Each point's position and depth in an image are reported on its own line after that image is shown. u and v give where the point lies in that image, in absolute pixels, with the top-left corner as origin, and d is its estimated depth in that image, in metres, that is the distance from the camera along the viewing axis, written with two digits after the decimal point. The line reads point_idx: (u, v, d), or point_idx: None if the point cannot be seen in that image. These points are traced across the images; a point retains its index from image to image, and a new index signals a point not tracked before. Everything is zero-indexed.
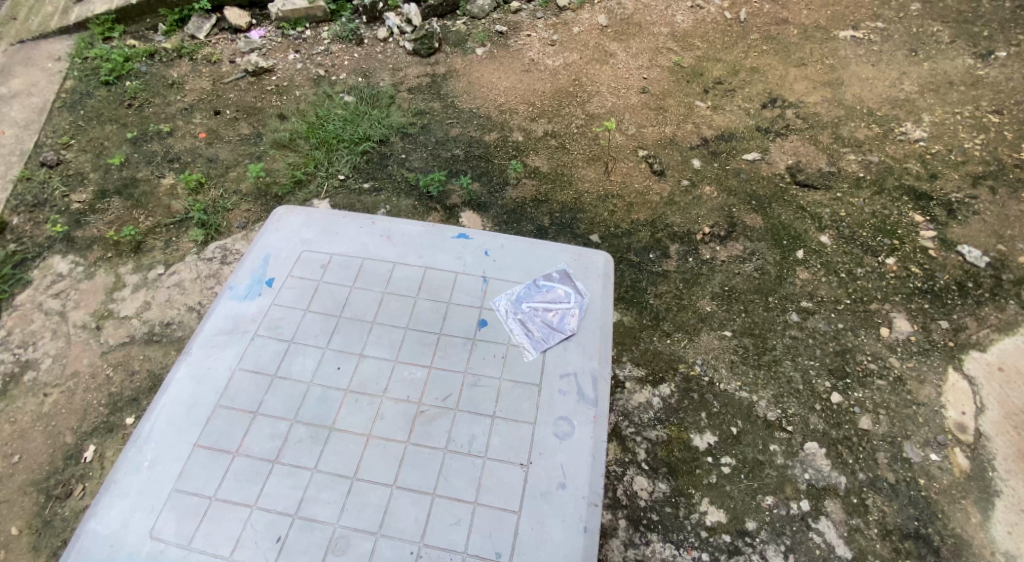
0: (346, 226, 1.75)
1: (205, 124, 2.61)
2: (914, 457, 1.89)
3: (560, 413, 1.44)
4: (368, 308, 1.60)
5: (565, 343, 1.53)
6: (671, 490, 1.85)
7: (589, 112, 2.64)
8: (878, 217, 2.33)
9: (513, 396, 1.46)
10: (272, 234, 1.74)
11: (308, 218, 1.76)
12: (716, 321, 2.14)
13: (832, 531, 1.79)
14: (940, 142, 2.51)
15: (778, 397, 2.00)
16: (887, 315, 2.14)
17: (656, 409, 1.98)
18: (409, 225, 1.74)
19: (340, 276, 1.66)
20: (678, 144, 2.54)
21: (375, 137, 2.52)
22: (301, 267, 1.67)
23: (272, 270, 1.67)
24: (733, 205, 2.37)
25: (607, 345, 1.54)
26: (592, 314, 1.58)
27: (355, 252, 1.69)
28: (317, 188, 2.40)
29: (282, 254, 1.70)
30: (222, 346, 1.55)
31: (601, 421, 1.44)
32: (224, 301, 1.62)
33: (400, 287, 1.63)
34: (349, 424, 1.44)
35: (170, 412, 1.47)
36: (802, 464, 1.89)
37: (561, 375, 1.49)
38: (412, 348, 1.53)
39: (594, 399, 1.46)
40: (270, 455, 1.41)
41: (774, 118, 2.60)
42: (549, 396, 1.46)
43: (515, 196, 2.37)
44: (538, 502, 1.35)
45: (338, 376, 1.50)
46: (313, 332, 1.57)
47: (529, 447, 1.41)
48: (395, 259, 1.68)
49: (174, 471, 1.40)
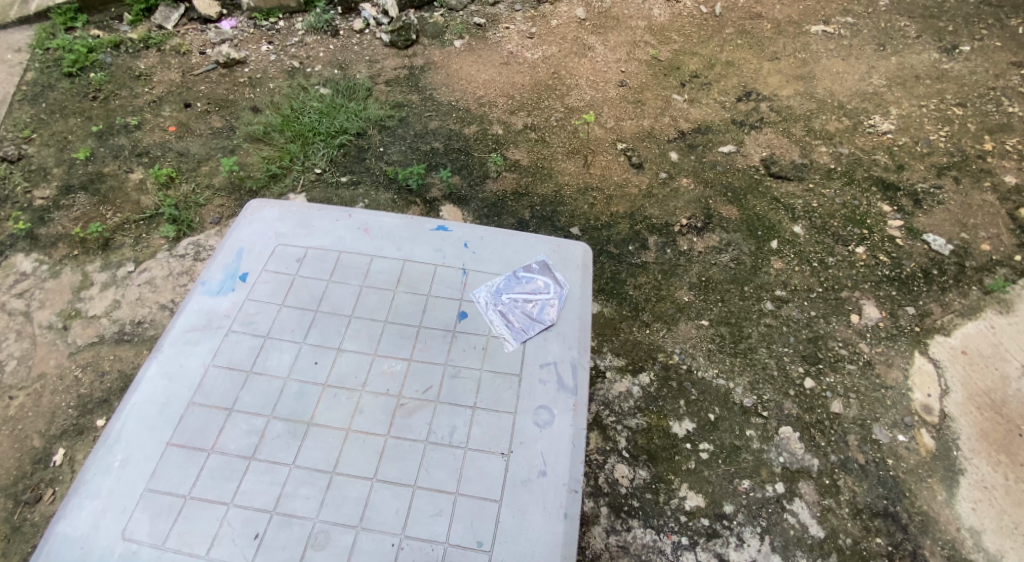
0: (321, 219, 1.73)
1: (175, 116, 2.54)
2: (882, 438, 1.96)
3: (541, 402, 1.46)
4: (346, 302, 1.59)
5: (545, 333, 1.55)
6: (651, 477, 1.90)
7: (568, 105, 2.65)
8: (849, 208, 2.40)
9: (493, 387, 1.47)
10: (245, 228, 1.71)
11: (282, 211, 1.74)
12: (694, 311, 2.18)
13: (805, 512, 1.85)
14: (907, 135, 2.59)
15: (754, 384, 2.05)
16: (857, 302, 2.21)
17: (636, 397, 2.02)
18: (387, 217, 1.73)
19: (316, 270, 1.64)
20: (655, 137, 2.57)
21: (352, 131, 2.49)
22: (276, 261, 1.66)
23: (245, 264, 1.65)
24: (710, 197, 2.42)
25: (585, 335, 1.56)
26: (572, 304, 1.60)
27: (332, 245, 1.68)
28: (294, 182, 2.37)
29: (256, 248, 1.68)
30: (195, 342, 1.53)
31: (580, 409, 1.46)
32: (196, 296, 1.59)
33: (379, 280, 1.63)
34: (328, 419, 1.43)
35: (141, 411, 1.44)
36: (776, 448, 1.95)
37: (541, 364, 1.50)
38: (391, 341, 1.53)
39: (573, 388, 1.48)
40: (246, 452, 1.39)
41: (749, 111, 2.65)
42: (529, 386, 1.48)
43: (495, 189, 2.38)
44: (518, 490, 1.36)
45: (316, 371, 1.49)
46: (289, 327, 1.55)
47: (510, 436, 1.42)
48: (373, 251, 1.67)
49: (146, 471, 1.38)
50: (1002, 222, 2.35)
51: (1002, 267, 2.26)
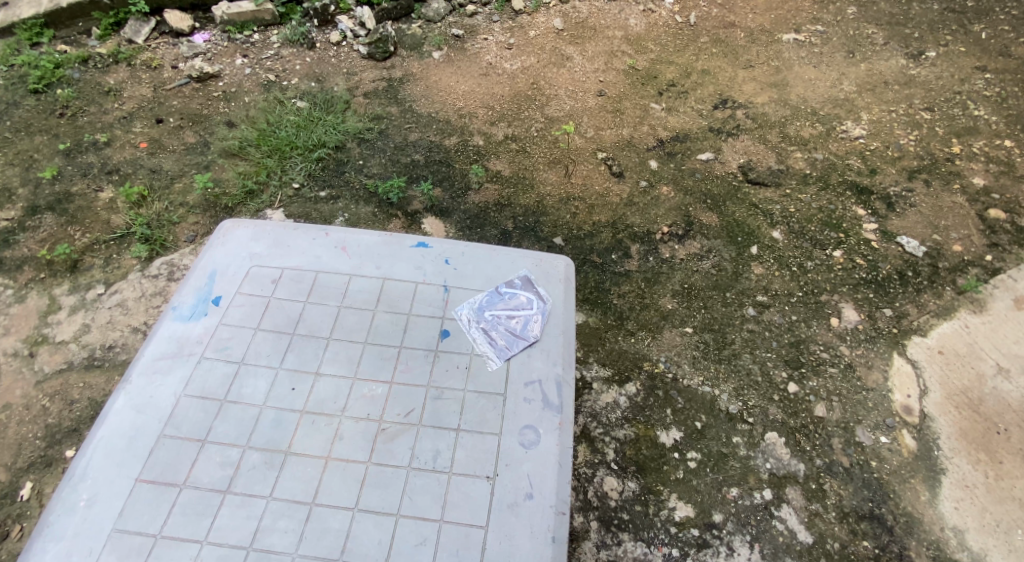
0: (297, 238, 1.70)
1: (146, 133, 2.46)
2: (865, 441, 2.00)
3: (526, 422, 1.45)
4: (324, 323, 1.56)
5: (530, 349, 1.54)
6: (640, 488, 1.90)
7: (548, 115, 2.66)
8: (825, 212, 2.45)
9: (477, 408, 1.46)
10: (217, 248, 1.68)
11: (256, 231, 1.71)
12: (678, 318, 2.19)
13: (793, 517, 1.87)
14: (878, 140, 2.65)
15: (739, 390, 2.07)
16: (836, 305, 2.25)
17: (623, 408, 2.01)
18: (365, 234, 1.71)
19: (292, 291, 1.62)
20: (635, 146, 2.58)
21: (330, 144, 2.44)
22: (250, 283, 1.62)
23: (218, 287, 1.61)
24: (690, 204, 2.44)
25: (569, 350, 1.55)
26: (556, 318, 1.59)
27: (309, 265, 1.66)
28: (271, 198, 2.29)
29: (229, 270, 1.64)
30: (166, 370, 1.49)
31: (566, 427, 1.45)
32: (166, 322, 1.55)
33: (358, 300, 1.60)
34: (307, 446, 1.40)
35: (109, 445, 1.40)
36: (763, 454, 1.97)
37: (525, 383, 1.49)
38: (372, 363, 1.51)
39: (559, 405, 1.47)
40: (220, 485, 1.36)
41: (725, 119, 2.69)
42: (513, 405, 1.46)
43: (478, 200, 2.37)
44: (504, 514, 1.34)
45: (293, 398, 1.46)
46: (265, 352, 1.52)
47: (495, 459, 1.40)
48: (352, 270, 1.65)
49: (114, 509, 1.33)
50: (972, 223, 2.41)
51: (974, 267, 2.31)
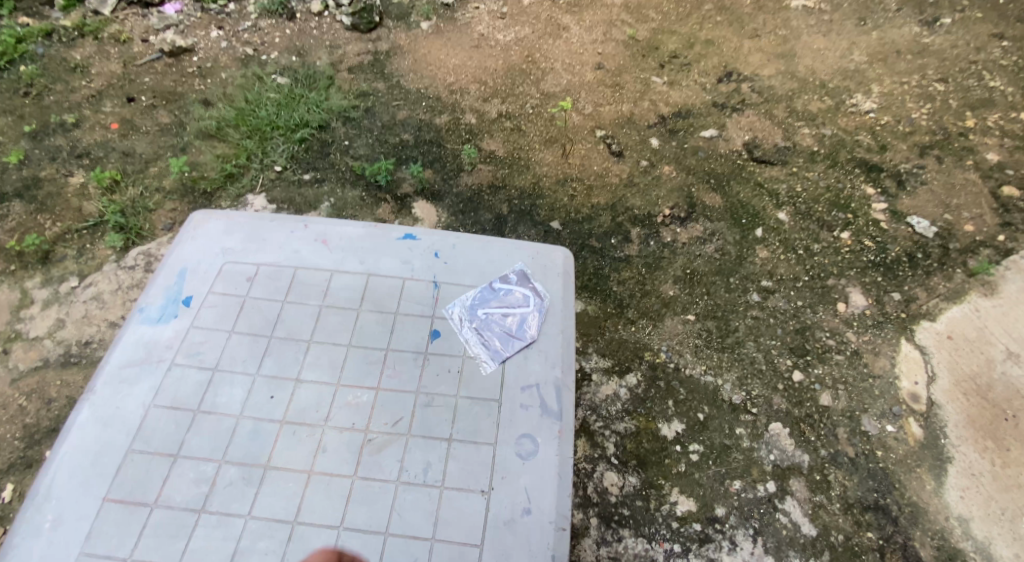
0: (273, 231, 1.60)
1: (117, 113, 2.32)
2: (871, 430, 1.95)
3: (523, 431, 1.37)
4: (304, 325, 1.47)
5: (526, 351, 1.46)
6: (641, 483, 1.84)
7: (544, 90, 2.52)
8: (833, 192, 2.35)
9: (470, 416, 1.38)
10: (187, 244, 1.57)
11: (229, 224, 1.60)
12: (680, 305, 2.11)
13: (797, 510, 1.82)
14: (889, 114, 2.53)
15: (742, 379, 2.00)
16: (843, 290, 2.17)
17: (623, 400, 1.94)
18: (348, 226, 1.61)
19: (269, 289, 1.52)
20: (635, 122, 2.46)
21: (313, 123, 2.31)
22: (223, 281, 1.53)
23: (189, 286, 1.52)
24: (693, 184, 2.33)
25: (568, 351, 1.47)
26: (555, 318, 1.51)
27: (287, 260, 1.56)
28: (252, 182, 2.17)
29: (201, 267, 1.54)
30: (134, 379, 1.40)
31: (566, 436, 1.37)
32: (133, 325, 1.46)
33: (340, 299, 1.51)
34: (288, 460, 1.33)
35: (75, 462, 1.32)
36: (767, 445, 1.90)
37: (522, 388, 1.41)
38: (356, 368, 1.43)
39: (558, 412, 1.39)
40: (195, 504, 1.28)
41: (730, 93, 2.56)
42: (509, 412, 1.39)
43: (470, 182, 2.26)
44: (501, 532, 1.27)
45: (272, 407, 1.38)
46: (241, 357, 1.43)
47: (490, 471, 1.33)
48: (334, 265, 1.55)
49: (81, 532, 1.26)
50: (985, 201, 2.32)
51: (986, 248, 2.23)
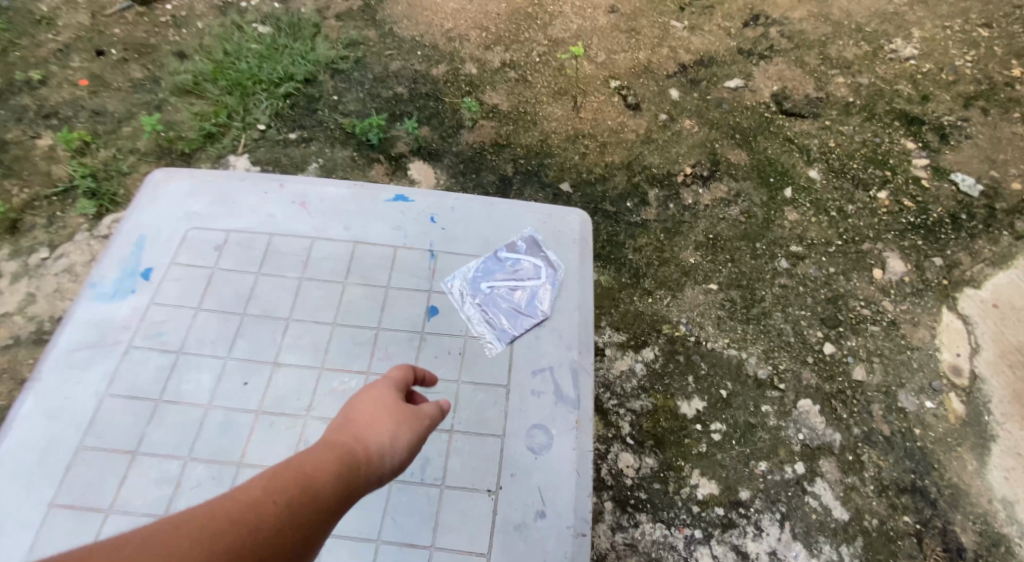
0: (244, 194, 1.54)
1: (86, 68, 2.11)
2: (908, 406, 1.78)
3: (535, 422, 1.32)
4: (282, 302, 1.42)
5: (538, 331, 1.42)
6: (658, 464, 1.68)
7: (552, 37, 2.30)
8: (869, 147, 2.15)
9: (476, 405, 1.34)
10: (146, 208, 1.51)
11: (193, 187, 1.54)
12: (701, 274, 1.93)
13: (828, 493, 1.66)
14: (931, 61, 2.31)
15: (768, 352, 1.83)
16: (880, 255, 1.99)
17: (640, 377, 1.79)
18: (330, 188, 1.56)
19: (241, 260, 1.46)
20: (652, 73, 2.25)
21: (298, 76, 2.11)
22: (188, 251, 1.47)
23: (147, 258, 1.45)
24: (716, 140, 2.14)
25: (584, 332, 1.43)
26: (569, 291, 1.47)
27: (260, 228, 1.50)
28: (233, 142, 1.99)
29: (161, 236, 1.48)
30: (86, 365, 1.33)
31: (583, 426, 1.33)
32: (85, 303, 1.39)
33: (322, 271, 1.46)
34: (261, 456, 1.26)
35: (19, 459, 1.25)
36: (795, 424, 1.74)
37: (534, 372, 1.37)
38: (341, 350, 1.37)
39: (574, 399, 1.35)
40: (157, 507, 1.21)
41: (757, 38, 2.33)
42: (521, 400, 1.34)
43: (471, 140, 2.07)
44: (511, 537, 1.22)
45: (245, 396, 1.32)
46: (209, 339, 1.37)
47: (499, 468, 1.28)
48: (315, 232, 1.50)
49: (24, 540, 1.18)
50: None
51: None
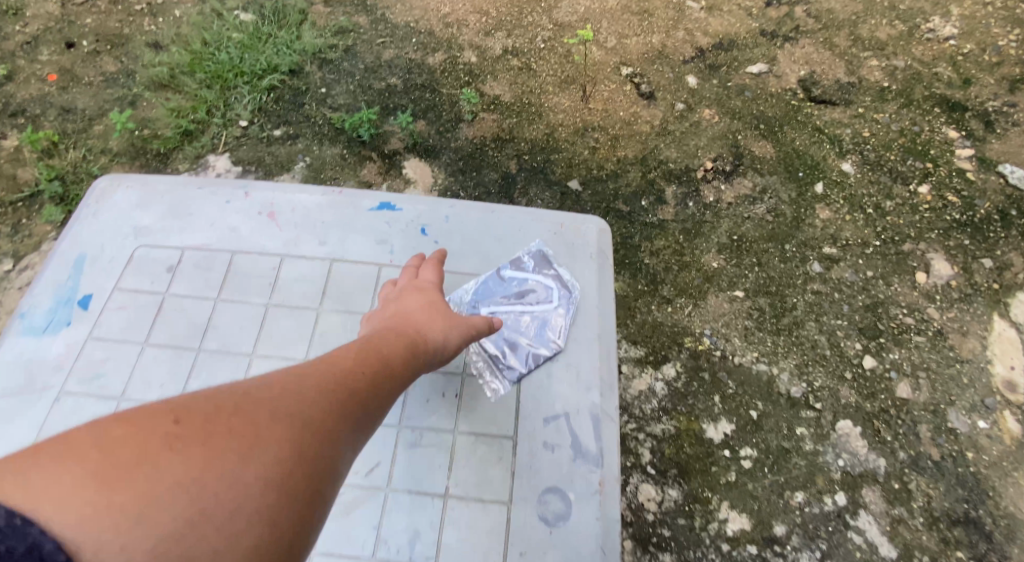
0: (201, 206, 1.43)
1: (55, 62, 1.95)
2: (959, 427, 1.60)
3: (548, 485, 1.20)
4: (246, 336, 1.30)
5: (550, 367, 1.30)
6: (683, 496, 1.52)
7: (557, 20, 2.12)
8: (907, 136, 1.96)
9: (476, 464, 1.22)
10: (88, 225, 1.40)
11: (142, 200, 1.43)
12: (725, 280, 1.76)
13: (873, 527, 1.49)
14: (972, 41, 2.11)
15: (802, 368, 1.65)
16: (923, 257, 1.80)
17: (660, 397, 1.62)
18: (305, 196, 1.44)
19: (195, 285, 1.35)
20: (668, 58, 2.06)
21: (283, 67, 1.95)
22: (133, 276, 1.35)
23: (85, 286, 1.34)
24: (738, 131, 1.95)
25: (607, 374, 1.30)
26: (584, 321, 1.35)
27: (220, 245, 1.39)
28: (212, 139, 1.84)
29: (103, 259, 1.37)
30: (11, 412, 1.21)
31: (607, 489, 1.20)
32: (13, 339, 1.27)
33: (293, 294, 1.35)
34: None
35: None
36: (834, 449, 1.57)
37: (546, 423, 1.25)
38: None
39: (595, 457, 1.22)
40: None
41: (781, 20, 2.14)
42: (531, 458, 1.22)
43: (471, 135, 1.90)
44: None
45: None
46: (157, 380, 1.25)
47: (504, 540, 1.16)
48: (285, 247, 1.39)
49: None
50: None
51: None
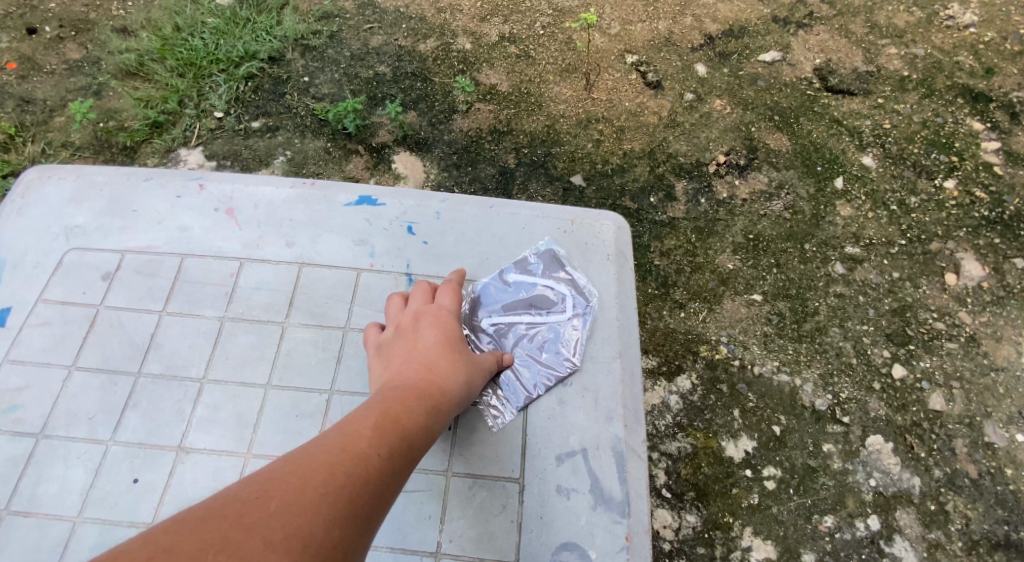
0: (144, 205, 1.29)
1: (14, 48, 1.80)
2: (998, 441, 1.47)
3: (564, 538, 1.07)
4: (196, 358, 1.18)
5: (563, 392, 1.17)
6: (702, 522, 1.40)
7: (557, 5, 1.99)
8: (930, 128, 1.83)
9: (474, 514, 1.09)
10: (13, 225, 1.27)
11: (73, 196, 1.30)
12: (742, 282, 1.63)
13: (909, 554, 1.37)
14: (994, 28, 1.99)
15: (827, 378, 1.53)
16: (952, 256, 1.67)
17: (674, 411, 1.49)
18: (272, 190, 1.31)
19: (134, 297, 1.22)
20: (675, 45, 1.93)
21: (262, 55, 1.81)
22: (61, 286, 1.23)
23: (4, 297, 1.21)
24: (751, 122, 1.82)
25: (630, 404, 1.17)
26: (601, 338, 1.22)
27: (167, 249, 1.26)
28: (185, 132, 1.70)
29: (27, 266, 1.24)
30: None
31: (634, 542, 1.07)
32: None
33: (256, 308, 1.22)
34: None
35: None
36: (864, 467, 1.44)
37: (560, 462, 1.12)
38: (277, 423, 1.13)
39: (618, 504, 1.10)
40: None
41: (793, 5, 2.02)
42: (544, 506, 1.10)
43: (466, 126, 1.76)
44: None
45: (135, 495, 1.08)
46: (87, 411, 1.13)
47: None
48: (245, 251, 1.26)
49: None
50: None
51: None
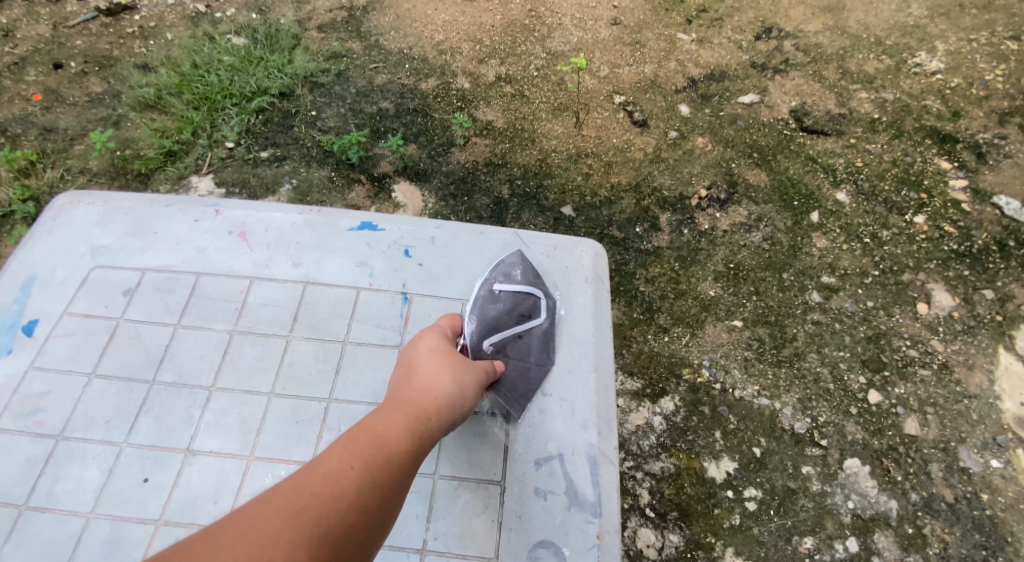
0: (164, 226, 1.38)
1: (40, 82, 1.92)
2: (972, 466, 1.53)
3: (541, 538, 1.13)
4: (205, 368, 1.25)
5: (543, 402, 1.24)
6: (685, 542, 1.45)
7: (550, 49, 2.12)
8: (901, 167, 1.95)
9: (458, 514, 1.15)
10: (42, 241, 1.36)
11: (100, 216, 1.39)
12: (722, 308, 1.71)
13: None
14: (959, 75, 2.12)
15: (805, 401, 1.60)
16: (924, 287, 1.77)
17: (658, 432, 1.56)
18: (282, 214, 1.40)
19: (151, 311, 1.30)
20: (660, 87, 2.06)
21: (272, 90, 1.93)
22: (84, 299, 1.31)
23: (31, 309, 1.29)
24: (732, 159, 1.94)
25: (605, 414, 1.24)
26: (580, 352, 1.30)
27: (183, 267, 1.34)
28: (197, 161, 1.80)
29: (53, 280, 1.32)
30: None
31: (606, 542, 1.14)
32: None
33: (263, 322, 1.30)
34: None
35: None
36: (842, 489, 1.50)
37: (539, 468, 1.19)
38: (279, 430, 1.20)
39: (591, 506, 1.16)
40: None
41: (771, 52, 2.15)
42: (523, 508, 1.16)
43: (463, 159, 1.87)
44: None
45: (144, 495, 1.14)
46: (103, 416, 1.20)
47: None
48: (255, 270, 1.34)
49: None
50: None
51: None
